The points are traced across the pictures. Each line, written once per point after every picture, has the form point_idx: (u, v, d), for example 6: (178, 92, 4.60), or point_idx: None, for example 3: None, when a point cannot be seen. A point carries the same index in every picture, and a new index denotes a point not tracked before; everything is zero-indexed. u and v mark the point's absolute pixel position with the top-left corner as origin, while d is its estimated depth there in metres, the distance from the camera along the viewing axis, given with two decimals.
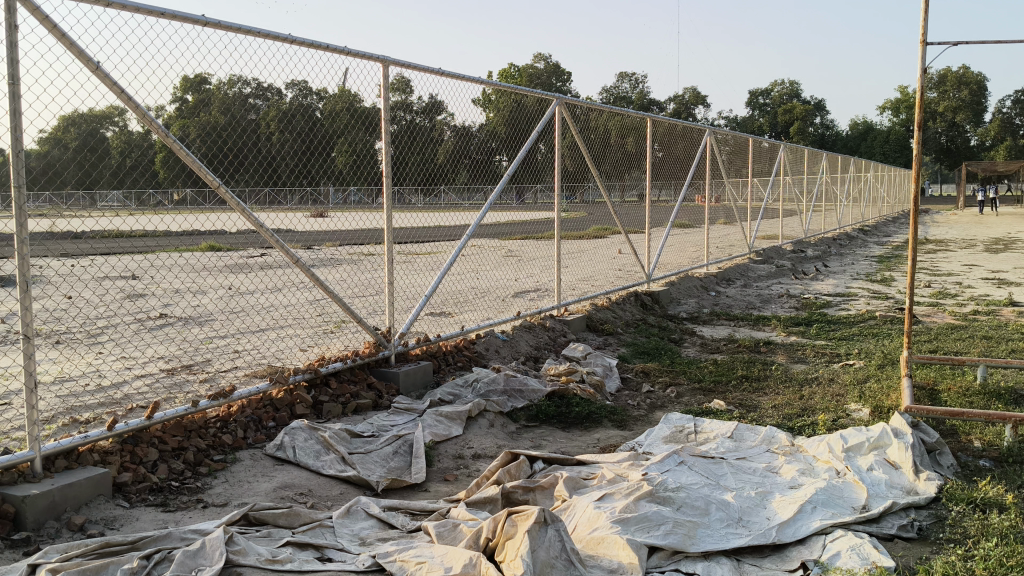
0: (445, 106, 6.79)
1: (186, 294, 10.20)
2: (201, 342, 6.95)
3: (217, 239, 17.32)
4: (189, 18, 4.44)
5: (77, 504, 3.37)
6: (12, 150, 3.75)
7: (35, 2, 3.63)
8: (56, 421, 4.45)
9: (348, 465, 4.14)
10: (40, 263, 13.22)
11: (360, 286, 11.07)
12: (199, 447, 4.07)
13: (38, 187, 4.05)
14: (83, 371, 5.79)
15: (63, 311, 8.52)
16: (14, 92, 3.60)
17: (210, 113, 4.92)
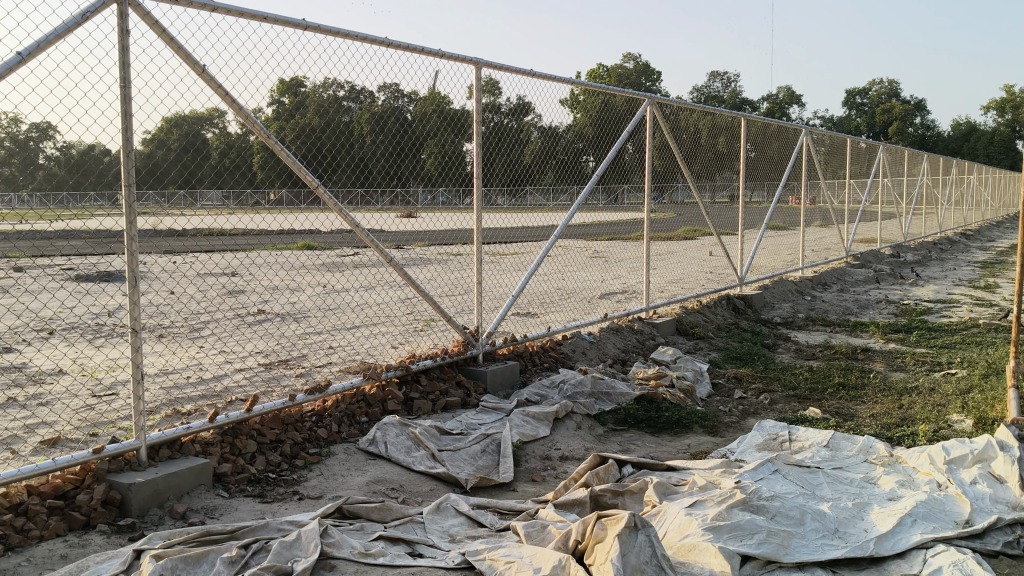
0: (534, 107, 6.78)
1: (283, 291, 10.48)
2: (296, 337, 7.12)
3: (312, 238, 17.78)
4: (290, 22, 4.56)
5: (179, 493, 3.48)
6: (123, 149, 3.93)
7: (145, 7, 3.77)
8: (160, 412, 4.62)
9: (438, 462, 4.17)
10: (148, 260, 13.80)
11: (449, 285, 11.17)
12: (295, 440, 4.17)
13: (147, 186, 4.23)
14: (186, 363, 6.00)
15: (167, 306, 8.86)
16: (125, 94, 3.75)
17: (306, 116, 5.01)
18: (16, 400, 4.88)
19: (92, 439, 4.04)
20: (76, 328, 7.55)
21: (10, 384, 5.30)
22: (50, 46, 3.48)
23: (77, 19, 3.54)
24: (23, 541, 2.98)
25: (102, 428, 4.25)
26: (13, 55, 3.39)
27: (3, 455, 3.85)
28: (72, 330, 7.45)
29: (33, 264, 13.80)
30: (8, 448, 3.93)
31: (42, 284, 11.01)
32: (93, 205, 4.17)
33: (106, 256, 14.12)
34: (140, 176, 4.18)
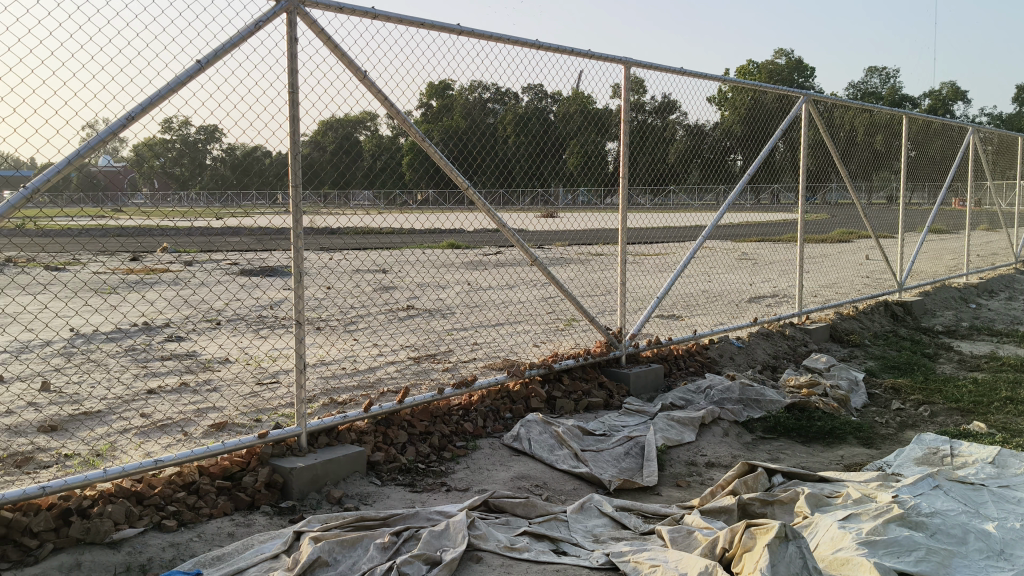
0: (680, 105, 6.67)
1: (430, 288, 10.75)
2: (443, 333, 7.29)
3: (457, 237, 18.14)
4: (446, 28, 4.68)
5: (336, 479, 3.63)
6: (291, 152, 4.18)
7: (312, 16, 3.96)
8: (317, 401, 4.84)
9: (582, 462, 4.18)
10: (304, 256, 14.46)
11: (592, 285, 11.16)
12: (443, 433, 4.27)
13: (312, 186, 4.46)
14: (341, 355, 6.25)
15: (323, 300, 9.25)
16: (293, 99, 3.95)
17: (453, 118, 5.14)
18: (188, 385, 5.22)
19: (255, 425, 4.27)
20: (241, 319, 8.00)
21: (183, 370, 5.68)
22: (226, 54, 3.72)
23: (250, 28, 3.77)
24: (195, 518, 3.18)
25: (265, 414, 4.49)
26: (193, 63, 3.64)
27: (176, 436, 4.13)
28: (237, 321, 7.90)
29: (202, 259, 14.71)
30: (180, 430, 4.21)
31: (210, 277, 11.73)
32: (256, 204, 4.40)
33: (266, 252, 14.89)
34: (302, 175, 4.41)
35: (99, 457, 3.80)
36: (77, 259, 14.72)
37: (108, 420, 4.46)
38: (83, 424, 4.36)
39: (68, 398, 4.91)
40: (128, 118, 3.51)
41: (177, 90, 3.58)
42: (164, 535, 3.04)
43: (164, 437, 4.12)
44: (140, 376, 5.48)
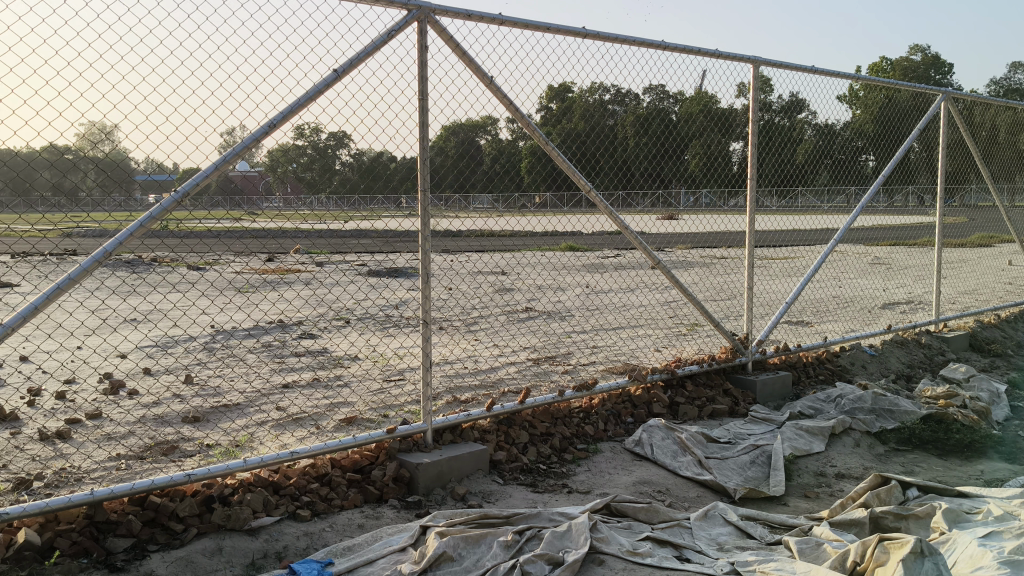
0: (808, 104, 6.48)
1: (549, 290, 10.78)
2: (563, 335, 7.31)
3: (576, 239, 18.13)
4: (571, 31, 4.70)
5: (460, 476, 3.70)
6: (420, 156, 4.27)
7: (442, 23, 4.05)
8: (441, 399, 4.93)
9: (706, 469, 4.12)
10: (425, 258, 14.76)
11: (715, 289, 10.96)
12: (564, 435, 4.29)
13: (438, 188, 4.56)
14: (463, 355, 6.35)
15: (445, 302, 9.41)
16: (423, 106, 4.06)
17: (573, 120, 5.15)
18: (320, 381, 5.42)
19: (383, 421, 4.39)
20: (367, 318, 8.23)
21: (315, 366, 5.89)
22: (360, 63, 3.85)
23: (384, 37, 3.89)
24: (327, 508, 3.30)
25: (392, 410, 4.61)
26: (331, 72, 3.78)
27: (310, 430, 4.29)
28: (364, 320, 8.14)
29: (331, 260, 15.22)
30: (313, 424, 4.38)
31: (339, 278, 12.13)
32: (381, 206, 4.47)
33: (391, 254, 15.26)
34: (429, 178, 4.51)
35: (238, 448, 3.99)
36: (217, 259, 15.50)
37: (246, 412, 4.67)
38: (224, 416, 4.58)
39: (209, 390, 5.18)
40: (270, 126, 3.67)
41: (316, 99, 3.73)
42: (299, 524, 3.17)
43: (297, 430, 4.29)
44: (274, 371, 5.72)
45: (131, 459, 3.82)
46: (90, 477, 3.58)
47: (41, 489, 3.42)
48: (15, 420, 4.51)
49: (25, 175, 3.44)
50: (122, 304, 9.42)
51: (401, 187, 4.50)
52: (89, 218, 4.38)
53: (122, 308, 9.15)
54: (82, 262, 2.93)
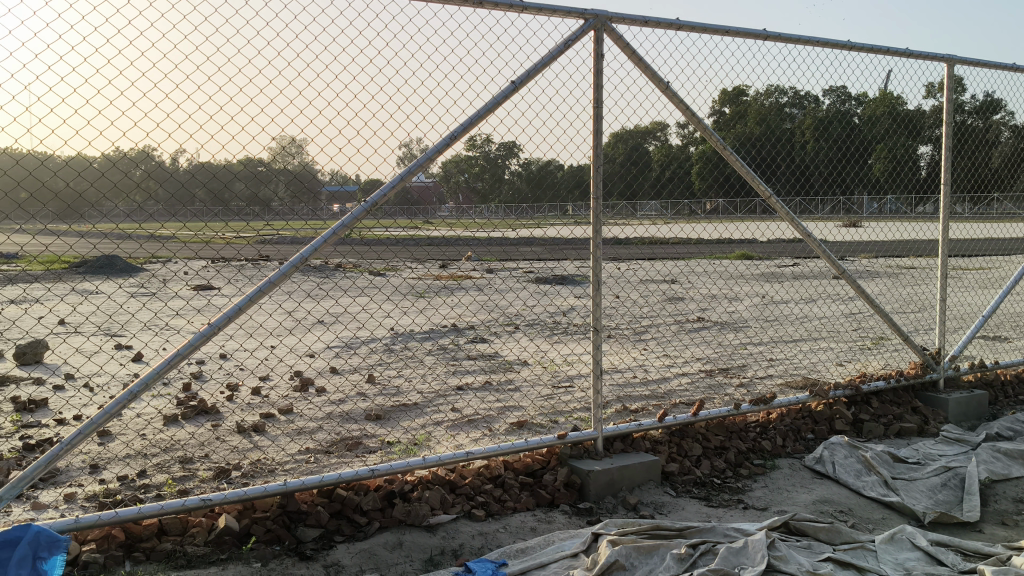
0: (1006, 103, 6.02)
1: (722, 299, 10.56)
2: (736, 347, 7.14)
3: (750, 248, 17.71)
4: (752, 33, 4.62)
5: (632, 485, 3.68)
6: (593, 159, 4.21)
7: (619, 31, 4.06)
8: (612, 407, 4.93)
9: (892, 490, 3.90)
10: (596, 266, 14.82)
11: (902, 301, 10.39)
12: (739, 449, 4.19)
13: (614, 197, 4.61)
14: (633, 364, 6.32)
15: (615, 310, 9.40)
16: (598, 113, 4.08)
17: (747, 125, 4.98)
18: (492, 384, 5.53)
19: (553, 426, 4.43)
20: (537, 325, 8.33)
21: (486, 370, 6.02)
22: (537, 74, 3.91)
23: (560, 48, 3.93)
24: (501, 510, 3.36)
25: (562, 417, 4.64)
26: (509, 83, 3.86)
27: (483, 431, 4.38)
28: (534, 326, 8.24)
29: (502, 268, 15.54)
30: (486, 426, 4.47)
31: (510, 285, 12.37)
32: (547, 214, 4.70)
33: (561, 262, 15.42)
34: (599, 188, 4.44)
35: (416, 446, 4.13)
36: (396, 266, 16.16)
37: (422, 412, 4.82)
38: (403, 414, 4.76)
39: (388, 389, 5.39)
40: (451, 137, 3.79)
41: (495, 110, 3.81)
42: (474, 524, 3.25)
43: (471, 431, 4.39)
44: (448, 373, 5.88)
45: (318, 453, 4.03)
46: (282, 469, 3.80)
47: (238, 479, 3.67)
48: (215, 412, 4.86)
49: (225, 185, 3.68)
50: (310, 307, 9.99)
51: (566, 197, 4.46)
52: (282, 226, 4.68)
53: (311, 310, 9.70)
54: (281, 266, 3.09)
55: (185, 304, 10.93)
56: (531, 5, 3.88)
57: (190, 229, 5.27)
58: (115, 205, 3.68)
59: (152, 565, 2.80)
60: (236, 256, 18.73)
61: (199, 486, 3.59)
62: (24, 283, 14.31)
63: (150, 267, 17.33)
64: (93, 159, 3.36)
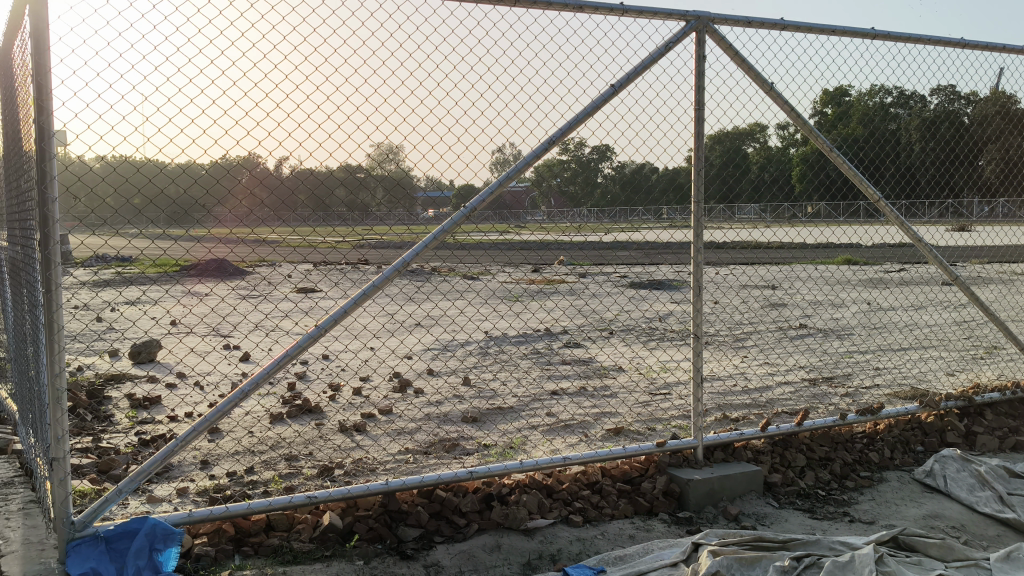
0: None
1: (825, 306, 10.29)
2: (840, 355, 6.94)
3: (853, 252, 17.21)
4: (861, 32, 4.51)
5: (733, 495, 3.62)
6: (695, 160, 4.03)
7: (721, 32, 4.01)
8: (712, 416, 4.86)
9: (1008, 506, 3.71)
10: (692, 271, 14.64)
11: (1019, 309, 9.92)
12: (845, 460, 4.07)
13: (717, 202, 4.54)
14: (732, 372, 6.21)
15: (713, 316, 9.27)
16: (699, 115, 4.03)
17: (850, 126, 4.83)
18: (588, 390, 5.50)
19: (651, 433, 4.38)
20: (633, 330, 8.27)
21: (583, 375, 6.00)
22: (638, 76, 3.89)
23: (661, 49, 3.91)
24: (599, 516, 3.34)
25: (660, 424, 4.59)
26: (609, 87, 3.85)
27: (580, 437, 4.37)
28: (629, 331, 8.17)
29: (597, 272, 15.51)
30: (583, 432, 4.46)
31: (605, 290, 12.32)
32: (639, 217, 4.74)
33: (656, 267, 15.28)
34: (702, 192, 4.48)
35: (513, 450, 4.14)
36: (491, 270, 16.30)
37: (517, 416, 4.83)
38: (500, 418, 4.78)
39: (485, 393, 5.42)
40: (550, 142, 3.80)
41: (595, 113, 3.80)
42: (572, 529, 3.24)
43: (568, 437, 4.38)
44: (543, 378, 5.89)
45: (418, 453, 4.09)
46: (382, 468, 3.87)
47: (341, 477, 3.75)
48: (317, 411, 4.98)
49: (329, 191, 3.76)
50: (408, 310, 10.16)
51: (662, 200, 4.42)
52: (383, 232, 4.77)
53: (409, 313, 9.87)
54: (384, 271, 3.14)
55: (289, 306, 11.26)
56: (633, 8, 3.86)
57: (294, 234, 5.43)
58: (225, 209, 3.80)
59: (259, 559, 2.89)
60: (335, 261, 19.24)
61: (304, 483, 3.68)
62: (139, 285, 15.01)
63: (255, 271, 17.94)
64: (205, 167, 3.47)
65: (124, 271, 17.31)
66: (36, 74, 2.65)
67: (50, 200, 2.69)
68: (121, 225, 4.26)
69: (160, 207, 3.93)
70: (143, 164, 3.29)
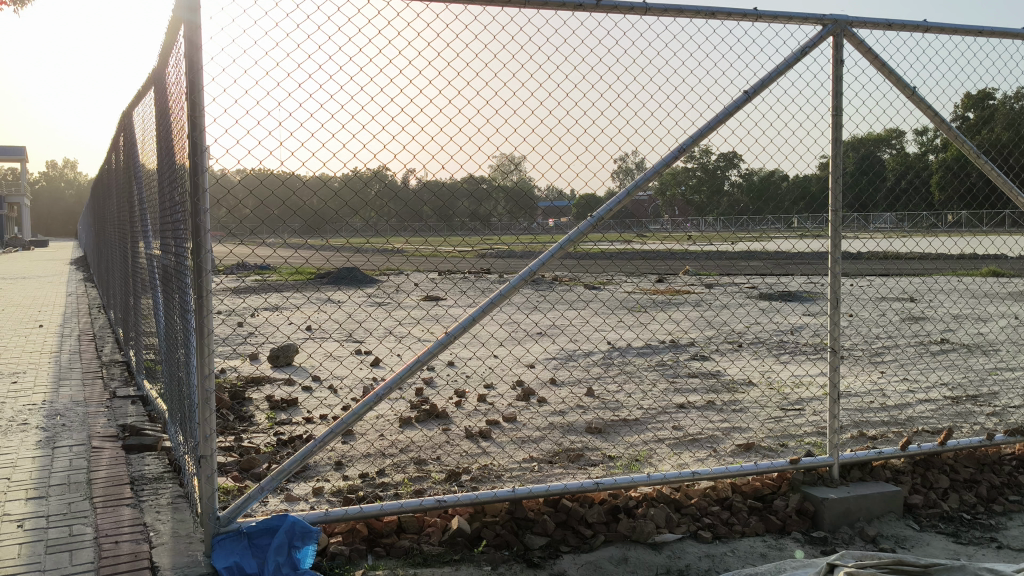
0: None
1: (969, 320, 9.77)
2: (987, 372, 6.57)
3: (1000, 264, 16.29)
4: (1011, 32, 4.30)
5: (870, 516, 3.49)
6: (831, 172, 3.85)
7: (859, 35, 3.89)
8: (847, 433, 4.69)
9: None
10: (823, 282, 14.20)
11: None
12: (993, 483, 3.85)
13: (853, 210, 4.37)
14: (869, 388, 5.97)
15: (847, 329, 8.95)
16: (836, 121, 3.90)
17: (995, 131, 4.58)
18: (716, 404, 5.40)
19: (783, 450, 4.26)
20: (763, 343, 8.07)
21: (710, 389, 5.89)
22: (772, 82, 3.80)
23: (797, 55, 3.81)
24: (729, 533, 3.27)
25: (792, 440, 4.46)
26: (742, 93, 3.78)
27: (709, 451, 4.30)
28: (757, 345, 7.98)
29: (723, 283, 15.24)
30: (711, 446, 4.38)
31: (732, 301, 12.10)
32: (770, 227, 4.78)
33: (786, 278, 14.89)
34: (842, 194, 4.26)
35: (639, 462, 4.10)
36: (614, 279, 16.25)
37: (643, 429, 4.79)
38: (625, 430, 4.75)
39: (609, 404, 5.39)
40: (680, 150, 3.74)
41: (727, 120, 3.74)
42: (701, 544, 3.18)
43: (696, 451, 4.31)
44: (669, 390, 5.81)
45: (543, 462, 4.11)
46: (508, 475, 3.91)
47: (468, 482, 3.80)
48: (444, 417, 5.07)
49: (450, 203, 3.82)
50: (533, 320, 10.24)
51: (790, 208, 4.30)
52: (509, 241, 4.82)
53: (534, 322, 9.94)
54: (512, 280, 3.16)
55: (417, 314, 11.54)
56: (767, 13, 3.77)
57: (422, 243, 5.56)
58: (356, 220, 3.91)
59: (391, 560, 2.96)
60: (459, 270, 19.57)
61: (432, 487, 3.75)
62: (276, 292, 15.68)
63: (385, 280, 18.48)
64: (337, 180, 3.58)
65: (264, 278, 18.13)
66: (191, 93, 2.80)
67: (202, 212, 2.84)
68: (258, 234, 4.44)
69: (292, 217, 4.08)
70: (282, 177, 3.42)
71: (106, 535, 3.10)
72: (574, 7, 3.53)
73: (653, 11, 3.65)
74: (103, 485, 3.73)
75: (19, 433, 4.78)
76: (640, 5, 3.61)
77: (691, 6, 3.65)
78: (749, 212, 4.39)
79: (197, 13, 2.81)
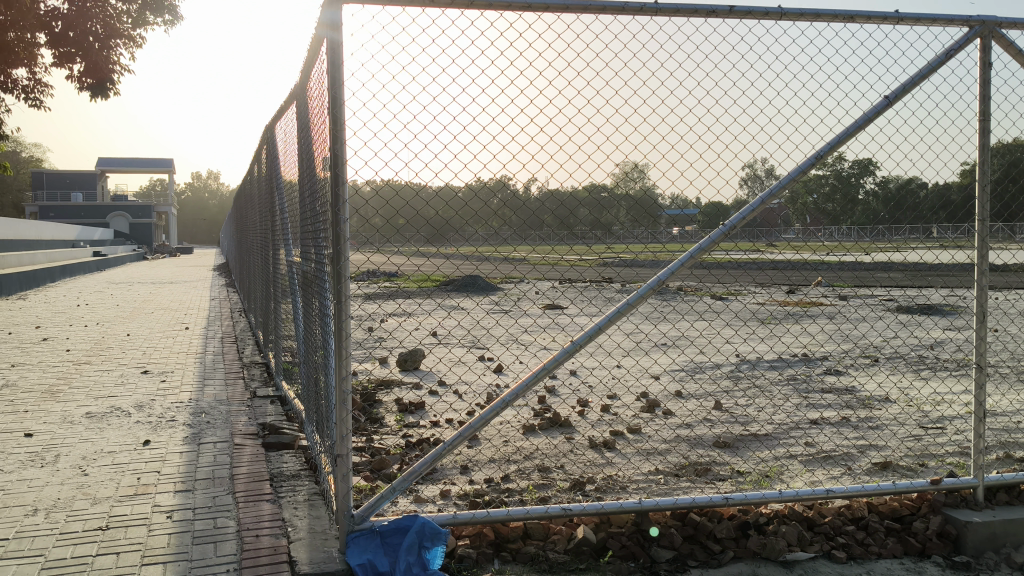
0: None
1: None
2: None
3: None
4: None
5: (1017, 542, 3.31)
6: (978, 179, 3.67)
7: (1009, 37, 3.71)
8: (993, 455, 4.44)
9: None
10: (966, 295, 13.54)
11: None
12: None
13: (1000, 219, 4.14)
14: (1017, 408, 5.63)
15: (992, 345, 8.49)
16: (984, 126, 3.72)
17: None
18: (851, 421, 5.21)
19: (923, 470, 4.08)
20: (901, 358, 7.74)
21: (844, 405, 5.69)
22: (914, 87, 3.66)
23: (941, 58, 3.66)
24: (864, 554, 3.16)
25: (933, 460, 4.27)
26: (882, 99, 3.65)
27: (843, 469, 4.16)
28: (895, 360, 7.66)
29: (856, 294, 14.74)
30: (847, 464, 4.24)
31: (866, 313, 11.68)
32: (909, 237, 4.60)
33: (924, 291, 14.28)
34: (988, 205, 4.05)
35: (769, 478, 4.01)
36: (740, 290, 15.99)
37: (774, 444, 4.67)
38: (754, 445, 4.65)
39: (738, 418, 5.29)
40: (816, 157, 3.65)
41: (866, 126, 3.62)
42: (835, 565, 3.08)
43: (829, 468, 4.18)
44: (801, 405, 5.66)
45: (669, 475, 4.07)
46: (634, 486, 3.89)
47: (593, 492, 3.80)
48: (569, 426, 5.09)
49: (572, 212, 3.82)
50: (657, 330, 10.16)
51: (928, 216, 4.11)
52: (636, 250, 4.80)
53: (658, 333, 9.86)
54: (639, 289, 3.14)
55: (540, 322, 11.62)
56: (909, 15, 3.65)
57: (548, 253, 5.60)
58: (482, 228, 3.97)
59: (517, 565, 2.99)
60: (583, 279, 19.64)
61: (557, 495, 3.77)
62: (403, 298, 16.14)
63: (507, 287, 18.74)
64: (463, 191, 3.64)
65: (391, 286, 18.68)
66: (333, 107, 2.93)
67: (342, 222, 2.95)
68: (390, 242, 4.57)
69: (424, 225, 4.18)
70: (412, 187, 3.51)
71: (248, 530, 3.26)
72: (708, 12, 3.49)
73: (789, 16, 3.57)
74: (245, 480, 3.92)
75: (168, 429, 5.07)
76: (775, 10, 3.54)
77: (829, 11, 3.55)
78: (887, 223, 4.31)
79: (339, 31, 2.94)
